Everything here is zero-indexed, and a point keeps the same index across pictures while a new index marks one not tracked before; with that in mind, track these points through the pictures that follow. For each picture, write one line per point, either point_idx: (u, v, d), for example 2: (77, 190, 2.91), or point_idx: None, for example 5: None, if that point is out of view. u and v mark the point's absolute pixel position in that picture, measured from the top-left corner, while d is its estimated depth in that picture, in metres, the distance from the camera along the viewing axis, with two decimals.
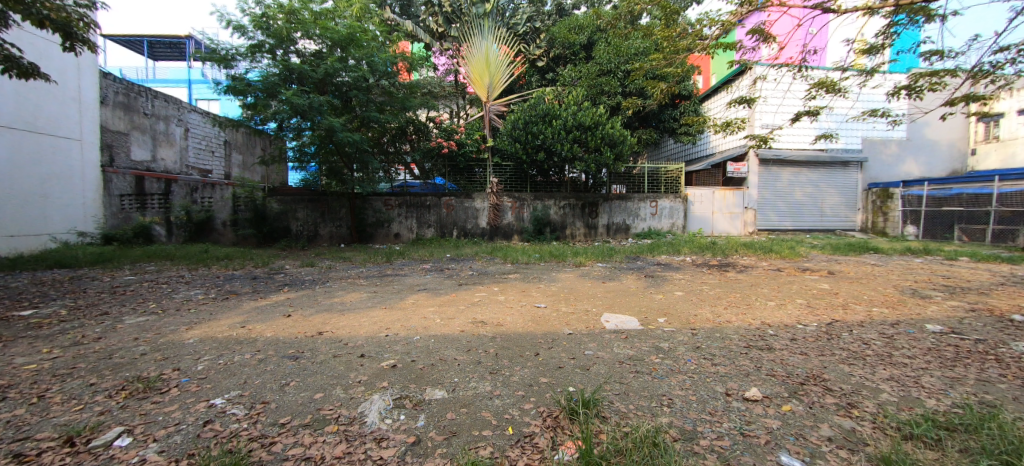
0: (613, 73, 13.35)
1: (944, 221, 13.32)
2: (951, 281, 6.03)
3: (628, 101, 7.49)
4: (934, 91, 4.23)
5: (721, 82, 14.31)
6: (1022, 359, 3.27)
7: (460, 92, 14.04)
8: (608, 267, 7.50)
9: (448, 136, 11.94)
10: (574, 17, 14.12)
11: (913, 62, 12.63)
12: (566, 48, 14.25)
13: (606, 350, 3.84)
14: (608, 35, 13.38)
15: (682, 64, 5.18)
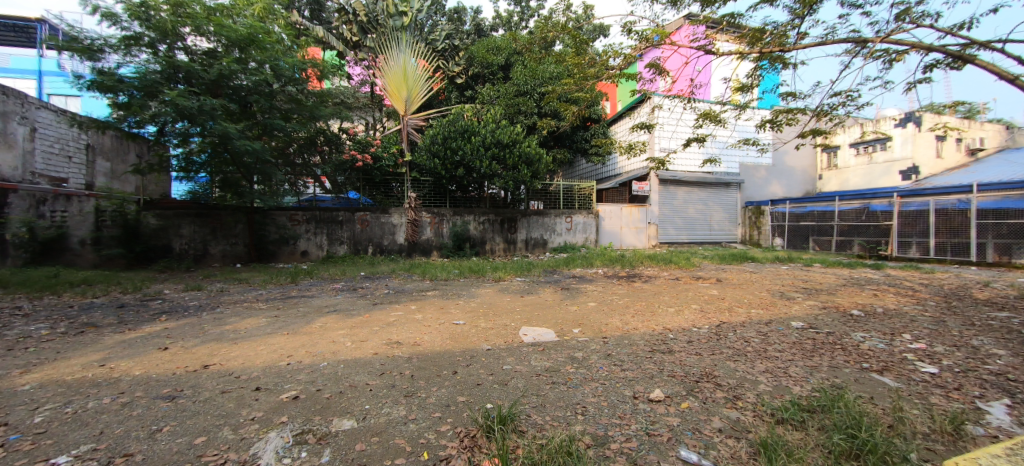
0: (529, 94, 13.99)
1: (803, 234, 15.92)
2: (807, 283, 7.21)
3: (543, 121, 7.75)
4: (790, 126, 5.01)
5: (625, 108, 15.94)
6: (859, 346, 3.97)
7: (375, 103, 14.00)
8: (527, 281, 7.69)
9: (363, 149, 11.45)
10: (491, 39, 14.83)
11: (774, 100, 15.10)
12: (484, 67, 14.76)
13: (523, 364, 3.88)
14: (524, 58, 14.07)
15: (591, 90, 5.57)
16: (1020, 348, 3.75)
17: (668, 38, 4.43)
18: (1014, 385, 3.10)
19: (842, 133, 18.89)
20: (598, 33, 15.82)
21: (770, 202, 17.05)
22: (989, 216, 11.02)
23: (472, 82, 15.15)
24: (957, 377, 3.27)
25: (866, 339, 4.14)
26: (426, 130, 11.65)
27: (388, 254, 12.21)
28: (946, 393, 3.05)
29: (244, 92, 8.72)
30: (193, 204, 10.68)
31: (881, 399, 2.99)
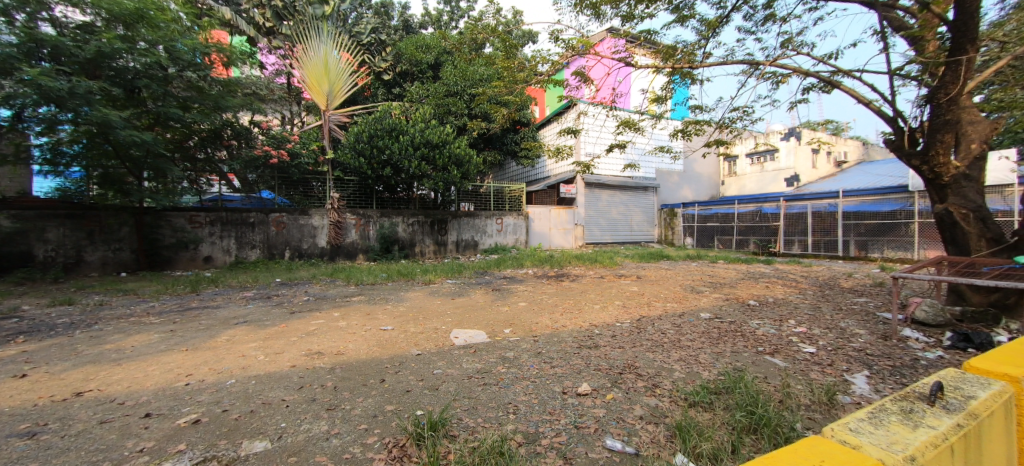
0: (459, 95, 13.84)
1: (710, 234, 17.74)
2: (713, 278, 8.02)
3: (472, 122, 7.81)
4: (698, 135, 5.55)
5: (553, 113, 16.53)
6: (755, 333, 4.50)
7: (294, 97, 13.12)
8: (458, 283, 7.64)
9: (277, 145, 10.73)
10: (420, 37, 14.48)
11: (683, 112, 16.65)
12: (413, 65, 14.30)
13: (455, 367, 3.84)
14: (454, 58, 14.01)
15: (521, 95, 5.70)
16: (873, 327, 4.51)
17: (592, 48, 4.66)
18: (870, 359, 3.70)
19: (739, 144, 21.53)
20: (527, 38, 16.24)
21: (681, 205, 18.72)
22: (850, 217, 13.22)
23: (400, 79, 14.73)
24: (829, 355, 3.83)
25: (760, 326, 4.71)
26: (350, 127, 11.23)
27: (308, 258, 11.40)
28: (822, 368, 3.55)
29: (131, 75, 7.59)
30: (63, 204, 8.91)
31: (772, 378, 3.40)
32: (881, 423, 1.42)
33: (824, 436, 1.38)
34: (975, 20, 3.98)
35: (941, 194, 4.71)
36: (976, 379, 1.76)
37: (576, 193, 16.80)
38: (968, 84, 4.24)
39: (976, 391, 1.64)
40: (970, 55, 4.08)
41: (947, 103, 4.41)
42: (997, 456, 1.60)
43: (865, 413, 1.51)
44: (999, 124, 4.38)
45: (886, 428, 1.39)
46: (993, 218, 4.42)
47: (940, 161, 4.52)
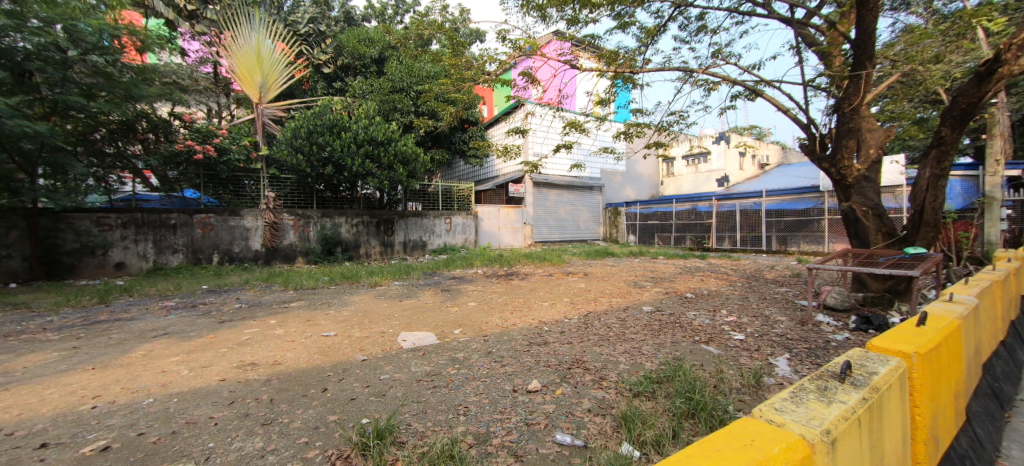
0: (405, 91, 13.54)
1: (650, 231, 18.67)
2: (654, 273, 8.48)
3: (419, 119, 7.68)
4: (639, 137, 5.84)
5: (501, 113, 16.68)
6: (691, 323, 4.80)
7: (222, 87, 12.13)
8: (405, 284, 7.47)
9: (202, 139, 9.74)
10: (363, 30, 13.97)
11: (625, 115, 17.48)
12: (356, 59, 13.78)
13: (403, 371, 3.74)
14: (399, 54, 13.71)
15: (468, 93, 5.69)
16: (792, 314, 4.99)
17: (539, 50, 4.74)
18: (790, 343, 4.08)
19: (677, 147, 22.94)
20: (474, 37, 16.23)
21: (624, 204, 19.64)
22: (773, 214, 14.59)
23: (342, 73, 14.13)
24: (756, 341, 4.18)
25: (696, 317, 5.04)
26: (287, 122, 10.61)
27: (240, 262, 10.60)
28: (750, 354, 3.85)
29: (21, 57, 6.61)
30: None
31: (707, 365, 3.64)
32: (801, 401, 1.52)
33: (753, 417, 1.43)
34: (870, 39, 4.47)
35: (845, 193, 5.30)
36: (878, 357, 2.00)
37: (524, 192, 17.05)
38: (866, 96, 4.78)
39: (877, 368, 1.85)
40: (868, 70, 4.60)
41: (850, 112, 4.93)
42: (898, 425, 1.80)
43: (788, 393, 1.61)
44: (891, 132, 4.99)
45: (806, 406, 1.48)
46: (887, 214, 5.04)
47: (845, 163, 5.05)
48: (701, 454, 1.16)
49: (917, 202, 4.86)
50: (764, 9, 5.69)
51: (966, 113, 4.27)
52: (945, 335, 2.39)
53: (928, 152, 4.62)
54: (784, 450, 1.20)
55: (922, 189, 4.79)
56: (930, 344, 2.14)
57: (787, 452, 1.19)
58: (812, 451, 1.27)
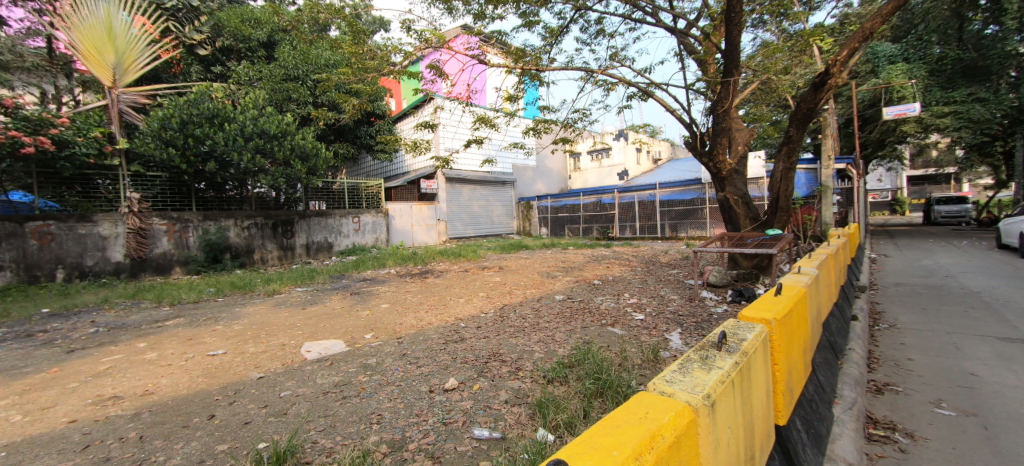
0: (301, 80, 12.79)
1: (561, 223, 19.78)
2: (565, 263, 8.90)
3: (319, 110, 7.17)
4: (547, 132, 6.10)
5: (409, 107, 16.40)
6: (598, 308, 5.13)
7: (61, 67, 9.96)
8: (309, 290, 6.88)
9: (32, 130, 7.57)
10: (246, 8, 12.64)
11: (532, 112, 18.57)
12: (239, 41, 12.55)
13: (308, 384, 3.41)
14: (292, 38, 12.87)
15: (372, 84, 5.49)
16: (684, 292, 5.60)
17: (446, 42, 4.69)
18: (682, 318, 4.56)
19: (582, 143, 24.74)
20: (377, 26, 15.67)
21: (536, 198, 20.49)
22: (666, 204, 16.35)
23: (222, 55, 12.74)
24: (654, 319, 4.60)
25: (603, 301, 5.41)
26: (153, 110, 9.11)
27: (95, 278, 8.85)
28: (649, 331, 4.22)
29: None
30: None
31: (613, 346, 3.89)
32: (687, 372, 1.60)
33: (648, 389, 1.41)
34: (736, 50, 5.14)
35: (721, 184, 6.07)
36: (746, 325, 2.28)
37: (437, 188, 16.97)
38: (734, 100, 5.51)
39: (746, 335, 2.11)
40: (736, 77, 5.29)
41: (722, 113, 5.64)
42: (762, 381, 2.06)
43: (677, 364, 1.70)
44: (753, 132, 5.84)
45: (691, 375, 1.56)
46: (753, 202, 5.89)
47: (720, 158, 5.78)
48: (602, 432, 1.05)
49: (773, 191, 5.74)
50: (653, 18, 6.25)
51: (806, 116, 5.11)
52: (795, 300, 2.85)
53: (780, 148, 5.47)
54: (673, 417, 1.16)
55: (777, 180, 5.67)
56: (785, 310, 2.53)
57: (676, 420, 1.15)
58: (696, 415, 1.28)
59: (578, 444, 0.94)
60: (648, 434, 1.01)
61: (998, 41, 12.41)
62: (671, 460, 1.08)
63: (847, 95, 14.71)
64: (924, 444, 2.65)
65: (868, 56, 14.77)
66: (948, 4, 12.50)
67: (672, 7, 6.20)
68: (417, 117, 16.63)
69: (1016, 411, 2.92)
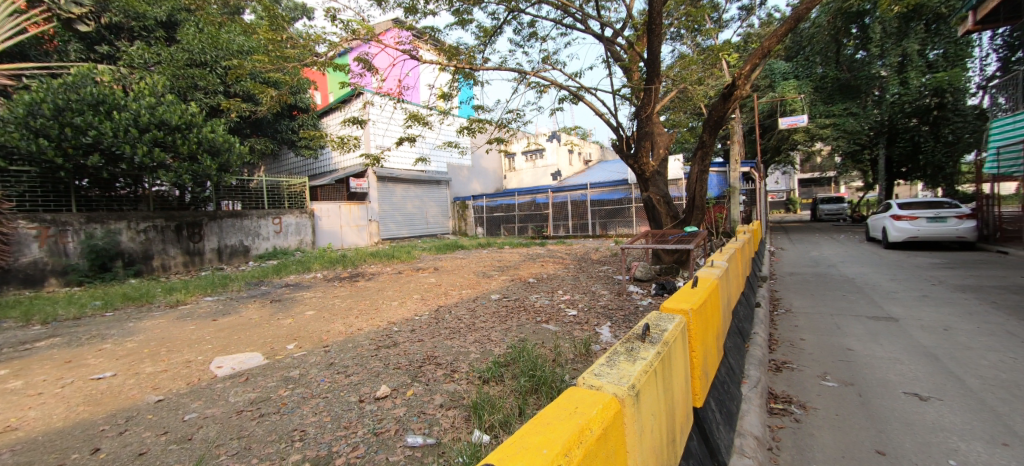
0: (209, 67, 11.71)
1: (497, 223, 20.02)
2: (501, 263, 8.95)
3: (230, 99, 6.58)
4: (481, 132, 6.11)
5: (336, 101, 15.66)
6: (533, 306, 5.22)
7: None
8: (221, 299, 6.22)
9: None
10: None
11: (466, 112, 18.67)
12: (130, 18, 11.03)
13: (219, 405, 3.05)
14: (198, 19, 11.54)
15: (292, 75, 5.15)
16: (613, 287, 5.89)
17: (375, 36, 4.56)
18: (611, 312, 4.79)
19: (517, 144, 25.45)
20: (299, 12, 14.72)
21: (472, 197, 20.57)
22: (598, 204, 17.18)
23: (108, 33, 11.14)
24: (586, 314, 4.78)
25: (538, 299, 5.52)
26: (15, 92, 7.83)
27: None
28: (581, 326, 4.37)
29: None
30: None
31: (547, 342, 3.97)
32: (614, 364, 1.63)
33: (577, 384, 1.40)
34: (657, 59, 5.49)
35: (645, 185, 6.47)
36: (666, 317, 2.43)
37: (367, 187, 16.39)
38: (655, 107, 5.89)
39: (667, 326, 2.24)
40: (656, 85, 5.65)
41: (646, 118, 6.01)
42: (680, 368, 2.18)
43: (605, 357, 1.73)
44: (672, 137, 6.32)
45: (618, 367, 1.58)
46: (673, 201, 6.38)
47: (643, 160, 6.17)
48: (532, 430, 0.97)
49: (690, 192, 6.25)
50: (583, 25, 6.49)
51: (717, 123, 5.61)
52: (708, 292, 3.10)
53: (694, 152, 5.94)
54: (600, 410, 1.14)
55: (693, 181, 6.17)
56: (700, 301, 2.74)
57: (603, 412, 1.14)
58: (622, 406, 1.29)
59: (506, 446, 0.86)
60: (576, 428, 0.95)
61: (865, 65, 14.52)
62: (600, 454, 1.05)
63: (751, 106, 16.54)
64: (815, 413, 3.02)
65: (767, 71, 16.71)
66: (828, 30, 14.36)
67: (599, 15, 6.48)
68: (343, 112, 15.91)
69: (883, 379, 3.44)
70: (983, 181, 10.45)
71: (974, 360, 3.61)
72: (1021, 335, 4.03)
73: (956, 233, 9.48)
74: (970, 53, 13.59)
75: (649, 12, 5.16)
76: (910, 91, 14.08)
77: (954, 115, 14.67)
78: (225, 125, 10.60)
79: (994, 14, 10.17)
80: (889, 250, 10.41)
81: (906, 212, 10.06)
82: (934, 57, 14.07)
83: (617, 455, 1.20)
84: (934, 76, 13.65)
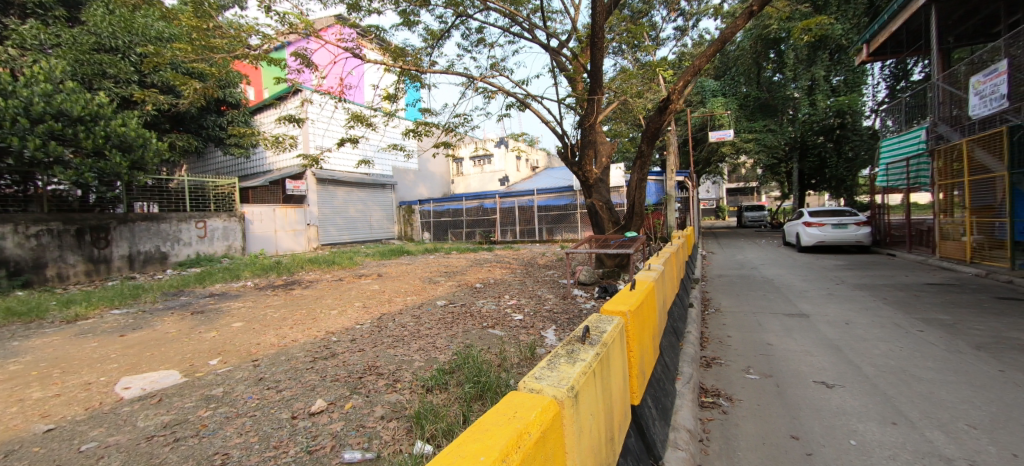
0: (120, 53, 10.65)
1: (443, 228, 19.87)
2: (448, 268, 8.86)
3: (145, 91, 6.03)
4: (427, 135, 6.05)
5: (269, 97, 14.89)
6: (479, 311, 5.20)
7: None
8: (131, 312, 5.57)
9: None
10: None
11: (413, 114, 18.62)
12: None
13: (124, 431, 2.66)
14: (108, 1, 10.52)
15: (220, 67, 4.78)
16: (559, 291, 6.03)
17: (315, 31, 4.44)
18: (556, 316, 4.89)
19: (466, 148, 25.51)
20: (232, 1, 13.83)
21: (418, 202, 20.31)
22: (546, 209, 17.56)
23: None
24: (532, 319, 4.84)
25: (484, 304, 5.52)
26: None
27: None
28: (527, 330, 4.42)
29: None
30: None
31: (493, 347, 3.97)
32: (554, 366, 1.59)
33: (516, 389, 1.33)
34: (600, 72, 5.72)
35: (589, 191, 6.71)
36: (606, 319, 2.51)
37: (305, 190, 15.76)
38: (598, 117, 6.12)
39: (606, 327, 2.31)
40: (599, 95, 5.87)
41: (590, 127, 6.24)
42: (618, 368, 2.24)
43: (546, 361, 1.69)
44: (614, 146, 6.65)
45: (558, 370, 1.55)
46: (614, 208, 6.69)
47: (587, 168, 6.42)
48: (469, 438, 0.87)
49: (630, 199, 6.57)
50: (530, 34, 6.64)
51: (653, 134, 5.94)
52: (645, 293, 3.27)
53: (634, 161, 6.25)
54: (539, 413, 1.07)
55: (633, 189, 6.50)
56: (637, 302, 2.88)
57: (542, 415, 1.07)
58: (562, 408, 1.25)
59: (439, 457, 0.75)
60: (514, 433, 0.87)
61: (781, 86, 16.25)
62: (539, 459, 0.98)
63: (684, 120, 17.91)
64: (739, 404, 3.27)
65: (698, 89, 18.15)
66: (750, 54, 15.86)
67: (546, 26, 6.66)
68: (279, 109, 15.11)
69: (797, 370, 3.80)
70: (876, 192, 11.96)
71: (870, 350, 4.11)
72: (904, 327, 4.66)
73: (856, 239, 10.74)
74: (864, 81, 15.52)
75: (592, 26, 5.36)
76: (818, 111, 15.60)
77: (853, 135, 16.86)
78: (138, 118, 9.60)
79: (884, 47, 11.77)
80: (803, 253, 11.58)
81: (815, 220, 11.24)
82: (837, 83, 15.78)
83: (555, 458, 1.15)
84: (838, 99, 15.19)
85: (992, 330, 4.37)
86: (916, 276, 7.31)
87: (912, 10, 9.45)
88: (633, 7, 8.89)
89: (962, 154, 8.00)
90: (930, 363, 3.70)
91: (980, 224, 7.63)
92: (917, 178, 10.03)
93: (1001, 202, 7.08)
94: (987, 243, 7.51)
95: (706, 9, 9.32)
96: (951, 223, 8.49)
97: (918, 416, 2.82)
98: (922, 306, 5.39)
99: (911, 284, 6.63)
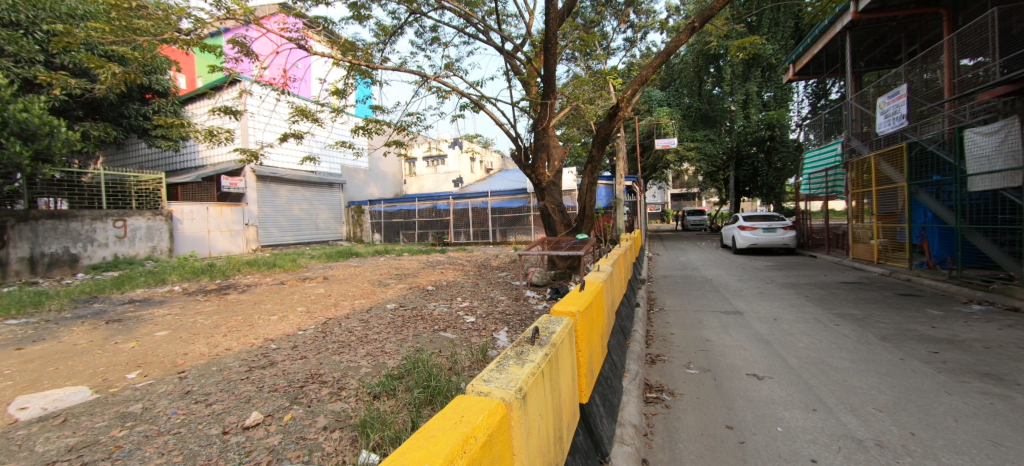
0: (21, 29, 9.59)
1: (395, 229, 19.36)
2: (399, 270, 8.62)
3: (53, 74, 5.42)
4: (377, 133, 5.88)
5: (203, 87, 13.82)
6: (428, 315, 5.12)
7: None
8: (32, 323, 4.92)
9: None
10: None
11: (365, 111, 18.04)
12: None
13: (18, 458, 2.32)
14: None
15: (146, 51, 4.37)
16: (511, 293, 6.07)
17: (254, 20, 4.20)
18: (509, 317, 4.94)
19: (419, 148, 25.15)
20: None
21: (368, 202, 19.63)
22: (501, 211, 17.64)
23: None
24: (484, 321, 4.84)
25: (436, 307, 5.44)
26: None
27: None
28: (479, 333, 4.42)
29: None
30: None
31: (444, 351, 3.92)
32: (504, 369, 1.58)
33: (465, 392, 1.31)
34: (553, 77, 5.78)
35: (541, 193, 6.80)
36: (555, 319, 2.56)
37: (244, 187, 14.86)
38: (551, 121, 6.23)
39: (555, 328, 2.36)
40: (553, 101, 5.97)
41: (543, 131, 6.35)
42: (567, 367, 2.29)
43: (495, 363, 1.68)
44: (566, 150, 6.82)
45: (507, 371, 1.54)
46: (566, 210, 6.86)
47: (540, 170, 6.53)
48: (414, 445, 0.81)
49: (582, 202, 6.77)
50: (485, 36, 6.64)
51: (603, 140, 6.14)
52: (594, 294, 3.37)
53: (585, 165, 6.42)
54: (487, 416, 1.05)
55: (584, 192, 6.70)
56: (586, 302, 2.96)
57: (489, 418, 1.05)
58: (509, 410, 1.23)
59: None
60: (459, 437, 0.84)
61: (720, 99, 17.59)
62: (485, 463, 0.94)
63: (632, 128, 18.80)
64: (681, 398, 3.46)
65: (645, 98, 19.18)
66: (693, 67, 16.93)
67: (500, 29, 6.73)
68: (213, 100, 14.09)
69: (733, 363, 4.09)
70: (801, 199, 13.13)
71: (795, 343, 4.50)
72: (824, 321, 5.16)
73: (783, 242, 11.75)
74: (791, 98, 16.98)
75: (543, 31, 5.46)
76: (751, 124, 16.90)
77: (781, 146, 18.44)
78: (43, 103, 8.58)
79: (807, 68, 12.99)
80: (739, 254, 12.46)
81: (749, 224, 12.15)
82: (767, 98, 17.10)
83: (503, 463, 1.13)
84: (768, 113, 16.54)
85: (894, 322, 4.95)
86: (834, 275, 8.10)
87: (829, 36, 10.54)
88: (585, 15, 9.19)
89: (871, 167, 8.97)
90: (845, 353, 4.11)
91: (886, 229, 8.59)
92: (834, 187, 11.13)
93: (902, 209, 8.01)
94: (891, 245, 8.48)
95: (653, 23, 9.83)
96: (862, 227, 9.50)
97: (834, 402, 3.13)
98: (839, 302, 6.00)
99: (830, 283, 7.34)
